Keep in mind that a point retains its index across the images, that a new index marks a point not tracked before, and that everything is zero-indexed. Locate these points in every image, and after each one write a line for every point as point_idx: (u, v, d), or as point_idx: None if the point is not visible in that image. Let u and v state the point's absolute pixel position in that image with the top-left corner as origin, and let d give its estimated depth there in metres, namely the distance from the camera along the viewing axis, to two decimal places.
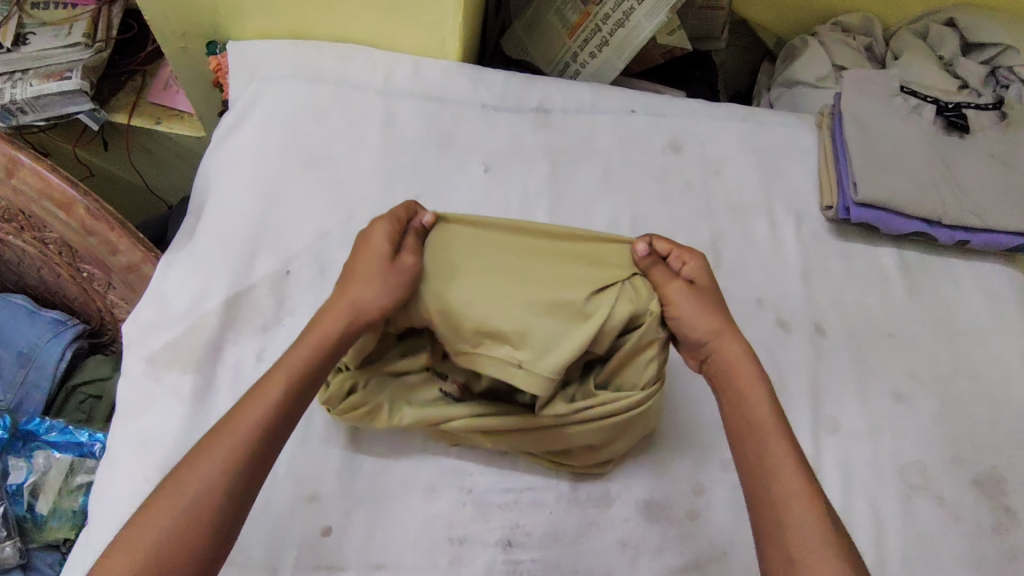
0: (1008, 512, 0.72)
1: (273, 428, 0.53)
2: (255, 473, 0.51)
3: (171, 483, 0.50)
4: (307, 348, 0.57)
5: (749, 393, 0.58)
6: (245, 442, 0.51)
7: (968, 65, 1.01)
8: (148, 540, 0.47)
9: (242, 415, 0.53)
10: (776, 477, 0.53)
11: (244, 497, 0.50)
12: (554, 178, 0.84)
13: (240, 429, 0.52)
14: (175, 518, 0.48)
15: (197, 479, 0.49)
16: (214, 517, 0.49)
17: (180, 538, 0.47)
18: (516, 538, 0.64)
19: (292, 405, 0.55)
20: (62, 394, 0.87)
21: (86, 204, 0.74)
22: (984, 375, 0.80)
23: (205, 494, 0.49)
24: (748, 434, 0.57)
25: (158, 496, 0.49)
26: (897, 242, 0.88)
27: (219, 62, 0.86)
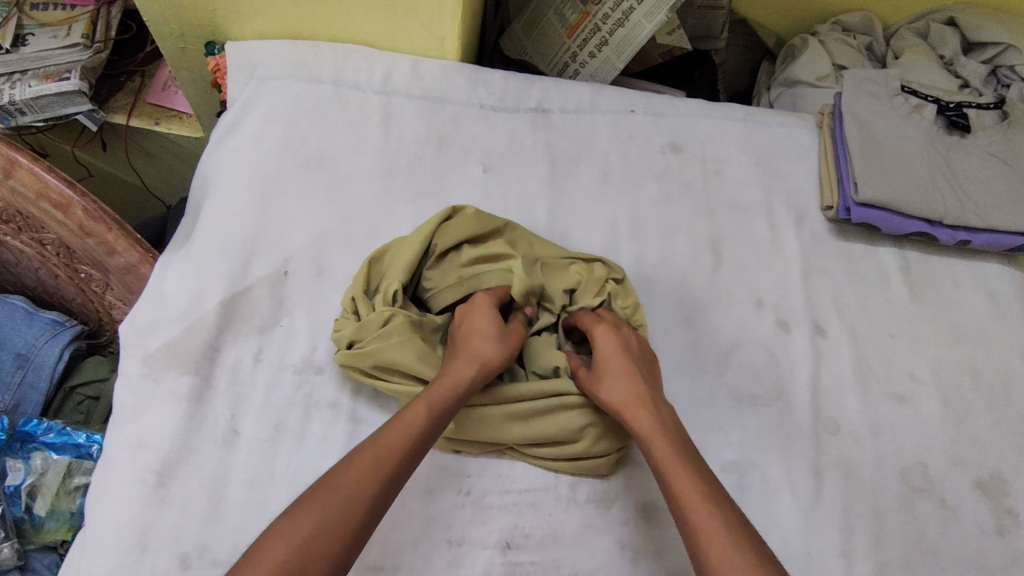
0: (1009, 513, 0.72)
1: (412, 452, 0.56)
2: (393, 489, 0.54)
3: (316, 495, 0.51)
4: (444, 388, 0.60)
5: (650, 438, 0.59)
6: (387, 469, 0.54)
7: (969, 64, 1.00)
8: (305, 530, 0.49)
9: (393, 432, 0.56)
10: (691, 519, 0.53)
11: (381, 509, 0.52)
12: (553, 178, 0.84)
13: (384, 448, 0.54)
14: (330, 516, 0.50)
15: (348, 485, 0.52)
16: (356, 526, 0.50)
17: (334, 534, 0.49)
18: (515, 540, 0.64)
19: (430, 433, 0.57)
20: (60, 395, 0.87)
21: (84, 205, 0.73)
22: (986, 375, 0.79)
23: (354, 498, 0.51)
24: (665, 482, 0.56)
25: (312, 494, 0.51)
26: (898, 242, 0.87)
27: (217, 63, 0.85)
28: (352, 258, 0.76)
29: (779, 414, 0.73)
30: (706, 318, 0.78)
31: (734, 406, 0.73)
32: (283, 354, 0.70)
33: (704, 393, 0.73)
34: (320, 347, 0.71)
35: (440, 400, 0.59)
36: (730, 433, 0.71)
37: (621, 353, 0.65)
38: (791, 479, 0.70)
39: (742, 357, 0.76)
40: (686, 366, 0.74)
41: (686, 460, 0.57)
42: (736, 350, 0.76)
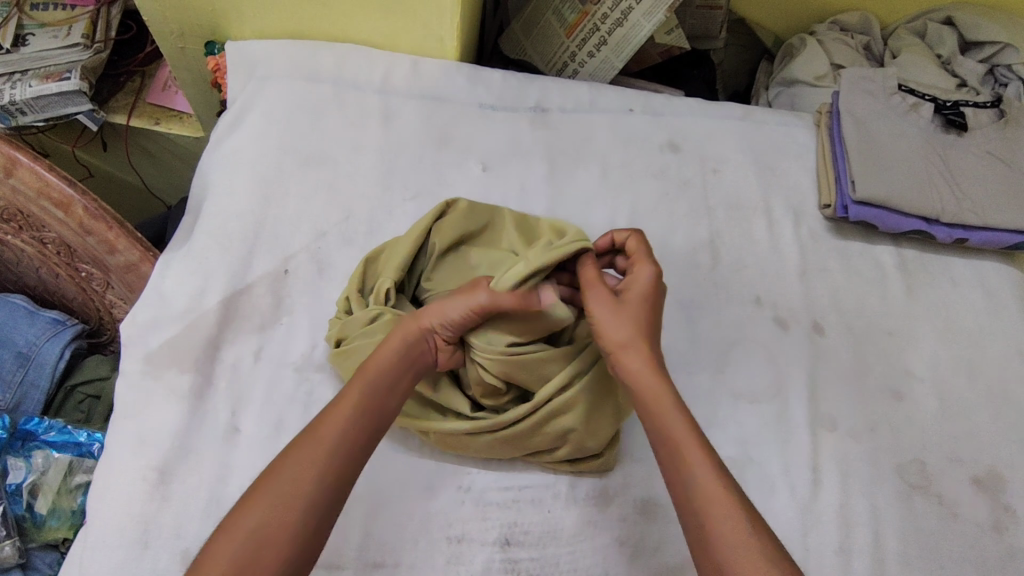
0: (1007, 509, 0.72)
1: (357, 434, 0.54)
2: (345, 472, 0.52)
3: (256, 492, 0.50)
4: (378, 367, 0.57)
5: (651, 394, 0.57)
6: (328, 466, 0.52)
7: (966, 63, 1.01)
8: (245, 528, 0.48)
9: (329, 419, 0.54)
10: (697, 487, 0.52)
11: (335, 493, 0.51)
12: (552, 177, 0.85)
13: (323, 436, 0.53)
14: (269, 511, 0.49)
15: (287, 476, 0.50)
16: (305, 515, 0.49)
17: (280, 529, 0.48)
18: (514, 536, 0.64)
19: (374, 412, 0.56)
20: (61, 394, 0.87)
21: (84, 203, 0.74)
22: (983, 372, 0.80)
23: (300, 490, 0.50)
24: (669, 446, 0.54)
25: (252, 491, 0.50)
26: (895, 240, 0.88)
27: (217, 62, 0.86)
28: (352, 256, 0.77)
29: (777, 411, 0.73)
30: (704, 316, 0.78)
31: (732, 404, 0.73)
32: (283, 352, 0.71)
33: (702, 390, 0.73)
34: (319, 345, 0.71)
35: (377, 380, 0.57)
36: (728, 430, 0.72)
37: (646, 301, 0.61)
38: (789, 475, 0.70)
39: (740, 355, 0.76)
40: (684, 363, 0.75)
41: (694, 427, 0.55)
42: (733, 347, 0.77)
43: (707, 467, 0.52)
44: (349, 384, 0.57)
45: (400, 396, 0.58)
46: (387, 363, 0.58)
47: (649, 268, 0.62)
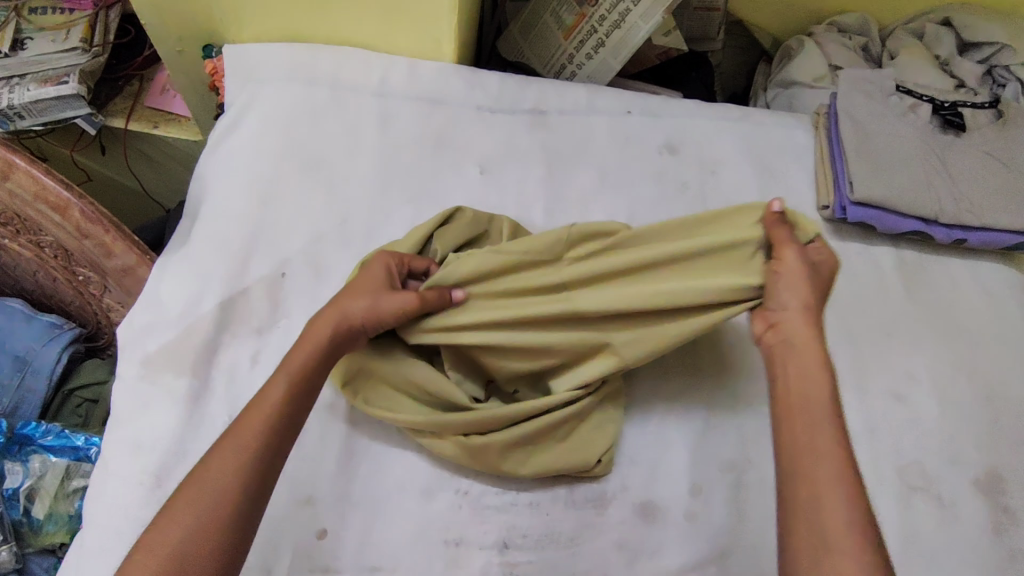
0: (1007, 510, 0.72)
1: (276, 434, 0.56)
2: (261, 469, 0.54)
3: (181, 497, 0.52)
4: (298, 366, 0.59)
5: (809, 367, 0.60)
6: (248, 464, 0.53)
7: (964, 64, 1.01)
8: (171, 541, 0.50)
9: (244, 425, 0.55)
10: (816, 454, 0.55)
11: (256, 491, 0.53)
12: (550, 179, 0.84)
13: (239, 440, 0.54)
14: (194, 520, 0.50)
15: (206, 483, 0.52)
16: (227, 517, 0.51)
17: (202, 535, 0.50)
18: (512, 540, 0.64)
19: (287, 412, 0.57)
20: (58, 398, 0.87)
21: (81, 207, 0.73)
22: (983, 373, 0.79)
23: (218, 493, 0.52)
24: (798, 410, 0.58)
25: (173, 501, 0.52)
26: (893, 241, 0.88)
27: (214, 66, 0.86)
28: (350, 258, 0.76)
29: None
30: None
31: (731, 405, 0.73)
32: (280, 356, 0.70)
33: (701, 391, 0.73)
34: None
35: (292, 381, 0.58)
36: (728, 432, 0.71)
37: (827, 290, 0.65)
38: None
39: (739, 356, 0.76)
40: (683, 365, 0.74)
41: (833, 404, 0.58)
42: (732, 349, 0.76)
43: (830, 437, 0.56)
44: (264, 389, 0.58)
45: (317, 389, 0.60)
46: (302, 363, 0.59)
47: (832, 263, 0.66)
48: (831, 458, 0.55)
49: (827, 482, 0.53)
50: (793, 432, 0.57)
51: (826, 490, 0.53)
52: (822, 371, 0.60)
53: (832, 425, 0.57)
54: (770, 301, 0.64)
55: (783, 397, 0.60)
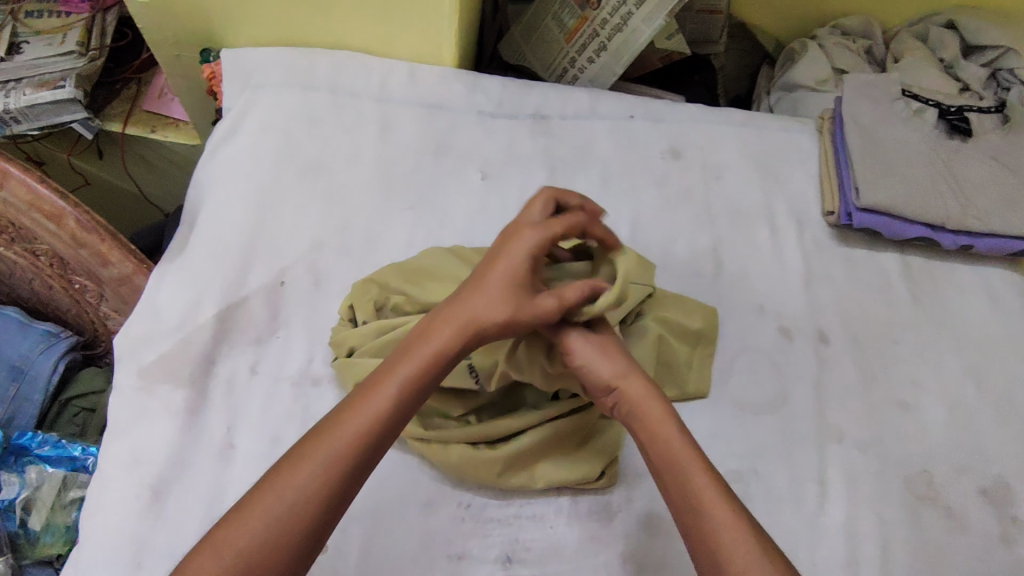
0: (1016, 520, 0.71)
1: (371, 444, 0.50)
2: (352, 484, 0.50)
3: (262, 489, 0.48)
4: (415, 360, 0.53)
5: (655, 421, 0.54)
6: (332, 474, 0.48)
7: (969, 67, 0.99)
8: (242, 541, 0.46)
9: (348, 420, 0.50)
10: (705, 514, 0.50)
11: (337, 503, 0.49)
12: (552, 184, 0.83)
13: (336, 439, 0.50)
14: (267, 521, 0.46)
15: (286, 487, 0.48)
16: (304, 525, 0.47)
17: (274, 540, 0.46)
18: (515, 554, 0.63)
19: (393, 421, 0.52)
20: (55, 407, 0.86)
21: (76, 215, 0.72)
22: (990, 380, 0.79)
23: (295, 501, 0.47)
24: (674, 469, 0.52)
25: (261, 488, 0.48)
26: (899, 247, 0.87)
27: (213, 70, 0.84)
28: (348, 267, 0.75)
29: (782, 422, 0.72)
30: None
31: (736, 414, 0.72)
32: (279, 366, 0.69)
33: (704, 401, 0.72)
34: (317, 358, 0.70)
35: (412, 378, 0.52)
36: (733, 443, 0.70)
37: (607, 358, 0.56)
38: (794, 487, 0.69)
39: (744, 365, 0.75)
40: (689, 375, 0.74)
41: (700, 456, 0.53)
42: (737, 358, 0.76)
43: (713, 488, 0.51)
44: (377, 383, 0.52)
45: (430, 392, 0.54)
46: (418, 361, 0.53)
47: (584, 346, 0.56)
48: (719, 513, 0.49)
49: (713, 503, 0.50)
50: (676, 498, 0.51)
51: (724, 539, 0.49)
52: (677, 427, 0.54)
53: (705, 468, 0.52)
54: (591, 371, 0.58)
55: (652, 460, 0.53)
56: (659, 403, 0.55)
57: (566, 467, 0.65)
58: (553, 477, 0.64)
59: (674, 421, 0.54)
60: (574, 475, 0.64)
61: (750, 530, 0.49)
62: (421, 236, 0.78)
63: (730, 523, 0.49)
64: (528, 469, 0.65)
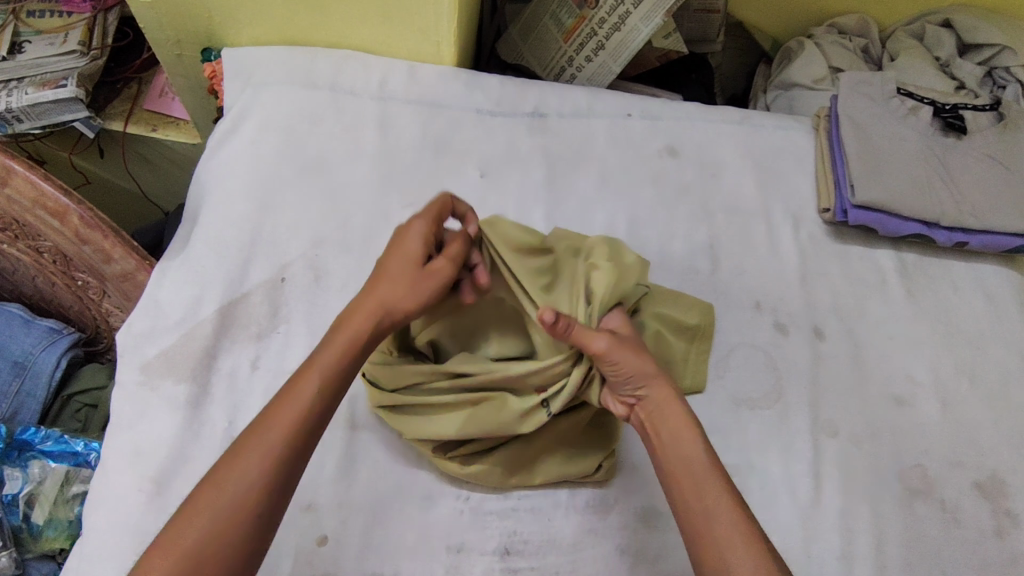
0: (1009, 514, 0.72)
1: (303, 432, 0.52)
2: (289, 473, 0.51)
3: (202, 491, 0.49)
4: (333, 346, 0.56)
5: (675, 420, 0.57)
6: (269, 466, 0.50)
7: (964, 66, 1.01)
8: (186, 542, 0.47)
9: (273, 418, 0.52)
10: (709, 507, 0.52)
11: (275, 499, 0.50)
12: (550, 182, 0.84)
13: (269, 434, 0.51)
14: (212, 519, 0.47)
15: (227, 482, 0.49)
16: (244, 525, 0.48)
17: (215, 542, 0.47)
18: (514, 546, 0.64)
19: (321, 409, 0.54)
20: (58, 403, 0.87)
21: (80, 212, 0.73)
22: (984, 376, 0.79)
23: (235, 497, 0.48)
24: (684, 464, 0.54)
25: (194, 496, 0.49)
26: (894, 244, 0.87)
27: (213, 69, 0.85)
28: (349, 263, 0.76)
29: (778, 417, 0.73)
30: None
31: (732, 409, 0.73)
32: (280, 361, 0.70)
33: (701, 395, 0.73)
34: None
35: (329, 372, 0.55)
36: (729, 437, 0.71)
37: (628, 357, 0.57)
38: (789, 481, 0.70)
39: (741, 360, 0.76)
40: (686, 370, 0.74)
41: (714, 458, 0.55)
42: (734, 353, 0.76)
43: (722, 489, 0.53)
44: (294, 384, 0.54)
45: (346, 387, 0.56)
46: (337, 351, 0.56)
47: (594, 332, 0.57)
48: (722, 510, 0.51)
49: (719, 500, 0.52)
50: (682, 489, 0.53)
51: (717, 538, 0.50)
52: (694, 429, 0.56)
53: (715, 471, 0.54)
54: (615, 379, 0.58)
55: (660, 460, 0.56)
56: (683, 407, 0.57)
57: (563, 462, 0.66)
58: (553, 473, 0.65)
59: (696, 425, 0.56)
60: (571, 469, 0.65)
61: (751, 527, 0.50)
62: None
63: (731, 519, 0.51)
64: (528, 466, 0.66)
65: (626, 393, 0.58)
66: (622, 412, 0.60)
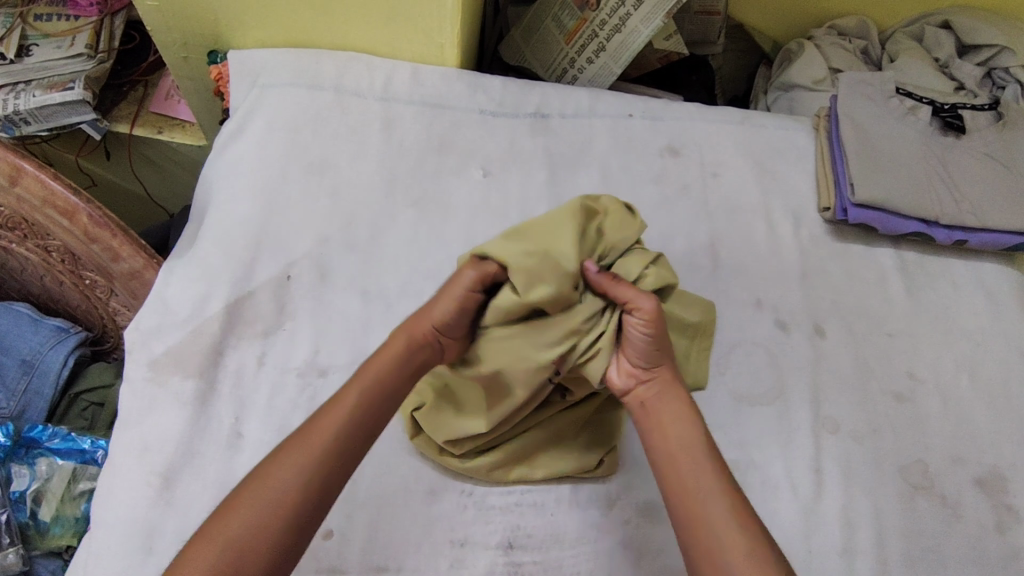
0: (1010, 510, 0.72)
1: (347, 435, 0.54)
2: (331, 473, 0.53)
3: (249, 485, 0.52)
4: (384, 358, 0.58)
5: (672, 409, 0.57)
6: (315, 465, 0.52)
7: (963, 67, 1.01)
8: (229, 535, 0.49)
9: (324, 419, 0.55)
10: (707, 496, 0.53)
11: (319, 497, 0.52)
12: (552, 181, 0.85)
13: (315, 435, 0.54)
14: (256, 512, 0.50)
15: (273, 479, 0.51)
16: (290, 516, 0.50)
17: (260, 536, 0.49)
18: (517, 540, 0.64)
19: (368, 414, 0.56)
20: (64, 402, 0.88)
21: (89, 211, 0.74)
22: (984, 372, 0.80)
23: (279, 492, 0.51)
24: (680, 452, 0.55)
25: (245, 487, 0.52)
26: (894, 242, 0.88)
27: (219, 71, 0.86)
28: (353, 261, 0.77)
29: (780, 413, 0.74)
30: None
31: (734, 406, 0.73)
32: (285, 359, 0.71)
33: (702, 392, 0.74)
34: (322, 351, 0.72)
35: (377, 378, 0.57)
36: (729, 433, 0.72)
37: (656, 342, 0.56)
38: (791, 477, 0.70)
39: (742, 358, 0.76)
40: None
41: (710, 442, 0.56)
42: (735, 350, 0.77)
43: (718, 477, 0.54)
44: (340, 396, 0.56)
45: (396, 402, 0.58)
46: (385, 361, 0.58)
47: (646, 308, 0.55)
48: (719, 498, 0.53)
49: (715, 489, 0.53)
50: (681, 482, 0.54)
51: (716, 526, 0.52)
52: (694, 415, 0.57)
53: (714, 460, 0.55)
54: (638, 360, 0.57)
55: (659, 445, 0.56)
56: (682, 395, 0.58)
57: (568, 457, 0.66)
58: (563, 467, 0.66)
59: (694, 413, 0.57)
60: (578, 463, 0.66)
61: (749, 519, 0.52)
62: (423, 232, 0.80)
63: (726, 507, 0.52)
64: (537, 462, 0.67)
65: (641, 365, 0.57)
66: (626, 385, 0.58)
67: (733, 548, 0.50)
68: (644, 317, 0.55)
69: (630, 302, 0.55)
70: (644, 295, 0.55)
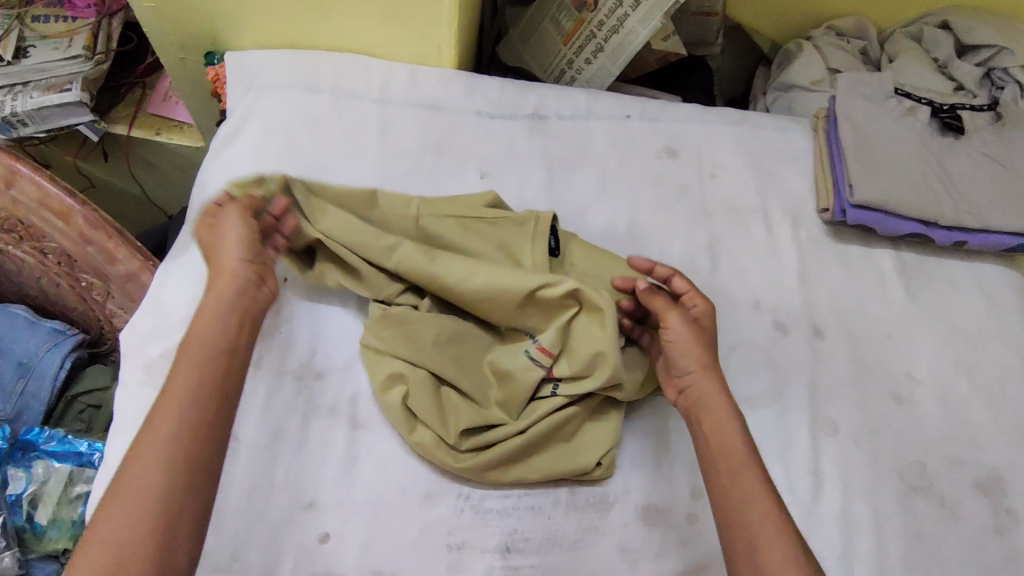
0: (1009, 513, 0.72)
1: (196, 397, 0.54)
2: (190, 438, 0.52)
3: (113, 488, 0.50)
4: (206, 325, 0.59)
5: (716, 416, 0.62)
6: (170, 437, 0.51)
7: (963, 67, 1.00)
8: (103, 537, 0.47)
9: (169, 394, 0.54)
10: (744, 491, 0.56)
11: (183, 461, 0.51)
12: (550, 183, 0.85)
13: (161, 415, 0.53)
14: (123, 506, 0.48)
15: (134, 470, 0.50)
16: (154, 493, 0.49)
17: (131, 524, 0.48)
18: (514, 544, 0.64)
19: (206, 374, 0.56)
20: (61, 405, 0.87)
21: (84, 213, 0.75)
22: (983, 374, 0.80)
23: (141, 480, 0.49)
24: (721, 454, 0.59)
25: (109, 493, 0.50)
26: (893, 244, 0.88)
27: (217, 72, 0.86)
28: None
29: (779, 415, 0.73)
30: None
31: None
32: (281, 360, 0.69)
33: None
34: (319, 353, 0.71)
35: (204, 342, 0.58)
36: None
37: (695, 345, 0.66)
38: (790, 480, 0.70)
39: (740, 359, 0.76)
40: None
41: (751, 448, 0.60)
42: (734, 351, 0.76)
43: (756, 477, 0.57)
44: (168, 382, 0.55)
45: (236, 359, 0.58)
46: (208, 328, 0.59)
47: (675, 317, 0.66)
48: (757, 496, 0.56)
49: (753, 487, 0.57)
50: (722, 479, 0.58)
51: (752, 522, 0.55)
52: (734, 422, 0.61)
53: (753, 462, 0.59)
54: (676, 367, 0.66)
55: (702, 447, 0.61)
56: (722, 400, 0.63)
57: (565, 457, 0.66)
58: (560, 467, 0.65)
59: (736, 419, 0.62)
60: (575, 462, 0.66)
61: (784, 518, 0.55)
62: None
63: (762, 504, 0.56)
64: (533, 462, 0.66)
65: (680, 372, 0.66)
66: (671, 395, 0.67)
67: (767, 542, 0.53)
68: (677, 323, 0.66)
69: (663, 314, 0.67)
70: (672, 306, 0.67)
